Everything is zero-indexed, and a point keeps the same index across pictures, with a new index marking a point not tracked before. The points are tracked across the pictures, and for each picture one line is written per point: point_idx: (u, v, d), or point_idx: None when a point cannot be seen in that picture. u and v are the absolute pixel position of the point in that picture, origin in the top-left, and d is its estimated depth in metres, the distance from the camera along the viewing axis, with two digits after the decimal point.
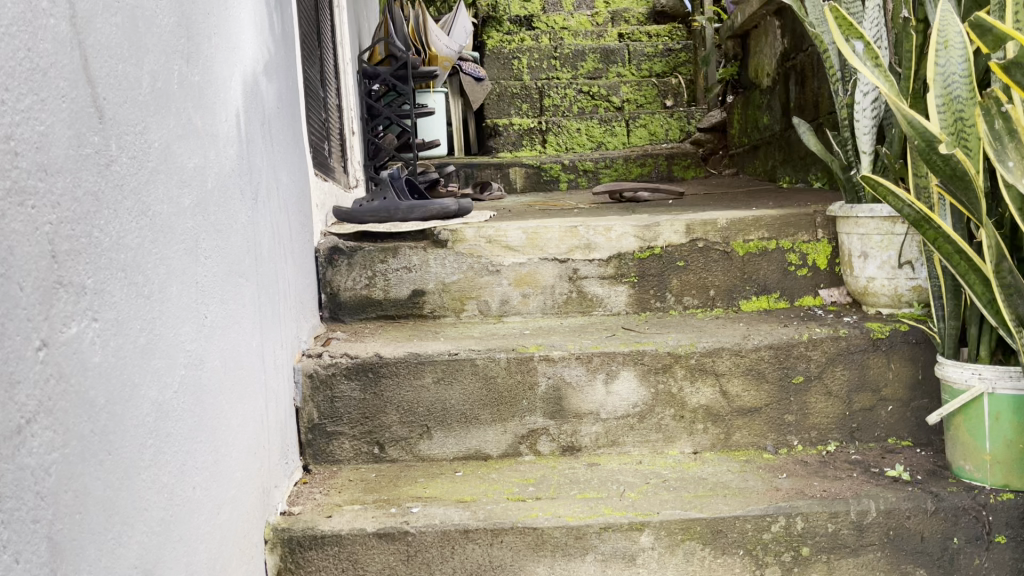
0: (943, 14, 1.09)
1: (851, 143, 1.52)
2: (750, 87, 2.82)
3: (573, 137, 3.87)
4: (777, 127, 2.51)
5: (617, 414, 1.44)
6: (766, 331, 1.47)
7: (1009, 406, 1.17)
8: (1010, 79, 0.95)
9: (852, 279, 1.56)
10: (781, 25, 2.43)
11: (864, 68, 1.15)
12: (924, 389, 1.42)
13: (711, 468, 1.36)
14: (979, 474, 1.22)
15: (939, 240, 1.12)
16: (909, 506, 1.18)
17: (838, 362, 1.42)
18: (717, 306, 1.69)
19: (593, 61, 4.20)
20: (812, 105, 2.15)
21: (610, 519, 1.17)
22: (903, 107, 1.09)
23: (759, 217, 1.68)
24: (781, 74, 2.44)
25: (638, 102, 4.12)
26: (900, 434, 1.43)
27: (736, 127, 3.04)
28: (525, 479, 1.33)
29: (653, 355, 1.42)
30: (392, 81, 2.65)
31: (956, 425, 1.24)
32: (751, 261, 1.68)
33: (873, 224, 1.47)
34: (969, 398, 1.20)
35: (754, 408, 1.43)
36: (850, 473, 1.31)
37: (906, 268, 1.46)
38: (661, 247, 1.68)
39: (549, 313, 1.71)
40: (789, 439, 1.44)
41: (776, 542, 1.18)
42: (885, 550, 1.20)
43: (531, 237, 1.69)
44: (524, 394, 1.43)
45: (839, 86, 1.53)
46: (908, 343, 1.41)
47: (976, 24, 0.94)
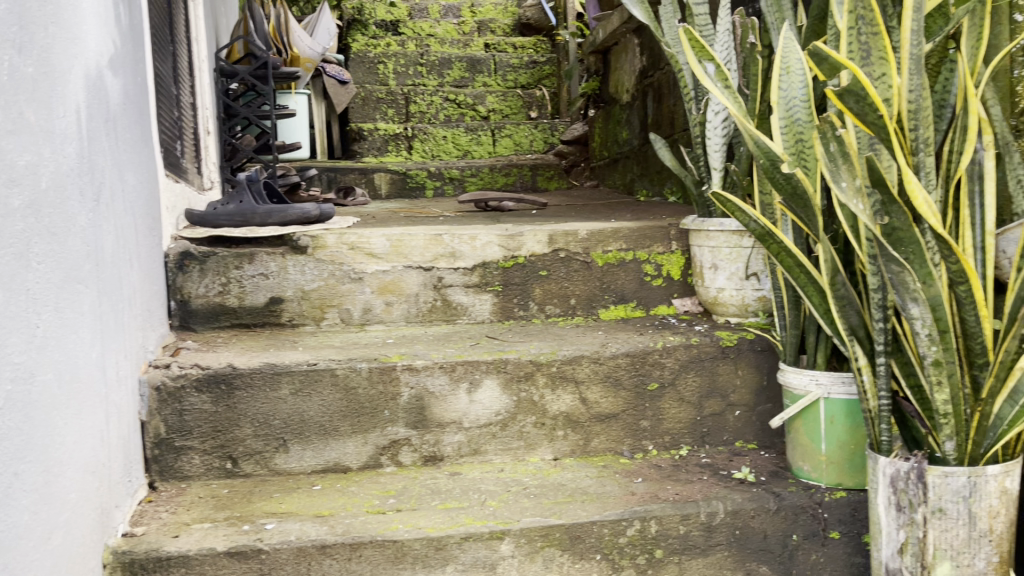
0: (786, 41, 1.18)
1: (703, 160, 1.60)
2: (610, 102, 2.91)
3: (438, 144, 3.86)
4: (635, 142, 2.60)
5: (479, 423, 1.44)
6: (624, 339, 1.52)
7: (842, 410, 1.26)
8: (844, 105, 1.03)
9: (702, 290, 1.63)
10: (640, 43, 2.52)
11: (714, 88, 1.22)
12: (768, 394, 1.50)
13: (570, 474, 1.38)
14: (816, 474, 1.30)
15: (782, 253, 1.19)
16: (753, 506, 1.25)
17: (690, 369, 1.48)
18: (578, 314, 1.73)
19: (459, 70, 4.21)
20: (668, 121, 2.24)
21: (471, 529, 1.17)
22: (749, 127, 1.16)
23: (617, 229, 1.73)
24: (639, 91, 2.53)
25: (503, 112, 4.17)
26: (746, 438, 1.50)
27: (597, 140, 3.12)
28: (385, 491, 1.31)
29: (516, 363, 1.43)
30: (252, 81, 2.55)
31: (796, 428, 1.32)
32: (610, 271, 1.73)
33: (723, 237, 1.54)
34: (807, 404, 1.27)
35: (611, 414, 1.47)
36: (700, 476, 1.37)
37: (752, 280, 1.55)
38: (525, 257, 1.69)
39: (413, 322, 1.69)
40: (644, 444, 1.48)
41: (631, 546, 1.22)
42: (732, 549, 1.25)
43: (394, 245, 1.67)
44: (386, 404, 1.40)
45: (692, 105, 1.59)
46: (753, 351, 1.49)
47: (815, 52, 1.02)
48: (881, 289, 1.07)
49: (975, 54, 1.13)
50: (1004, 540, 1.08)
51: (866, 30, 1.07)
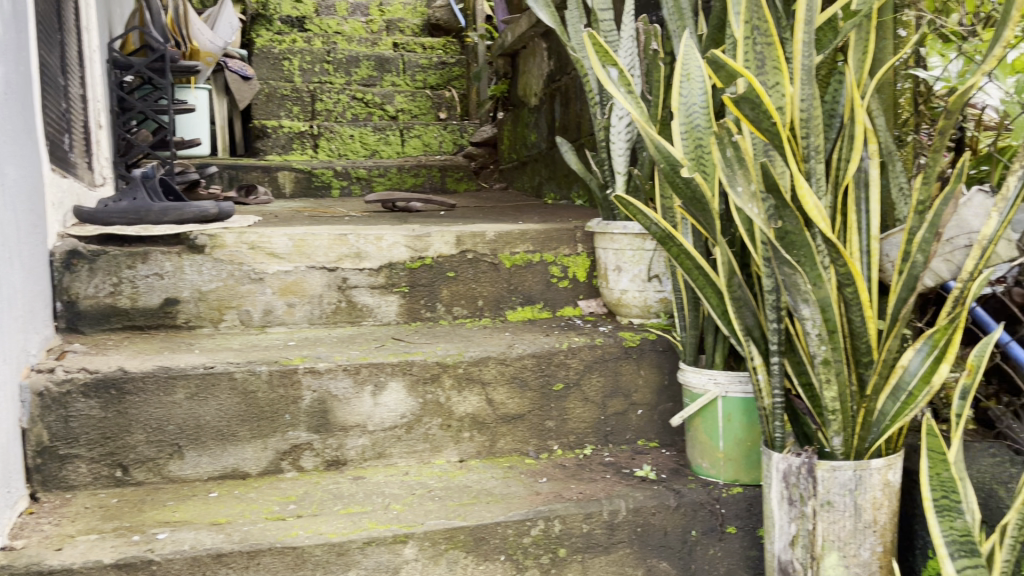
0: (687, 49, 1.21)
1: (607, 163, 1.62)
2: (518, 104, 2.92)
3: (346, 143, 3.81)
4: (543, 145, 2.62)
5: (384, 426, 1.42)
6: (530, 340, 1.53)
7: (738, 408, 1.30)
8: (740, 112, 1.06)
9: (607, 291, 1.66)
10: (548, 47, 2.55)
11: (618, 93, 1.24)
12: (669, 393, 1.54)
13: (476, 475, 1.38)
14: (714, 470, 1.34)
15: (681, 256, 1.22)
16: (654, 503, 1.27)
17: (594, 370, 1.50)
18: (485, 316, 1.73)
19: (367, 68, 4.16)
20: (575, 125, 2.26)
21: (373, 533, 1.15)
22: (651, 132, 1.19)
23: (524, 231, 1.74)
24: (547, 95, 2.55)
25: (412, 113, 4.14)
26: (648, 436, 1.54)
27: (505, 142, 3.14)
28: (285, 497, 1.28)
29: (422, 365, 1.42)
30: (148, 74, 2.45)
31: (695, 426, 1.35)
32: (517, 272, 1.73)
33: (626, 240, 1.57)
34: (705, 402, 1.31)
35: (517, 415, 1.48)
36: (604, 475, 1.39)
37: (655, 281, 1.58)
38: (432, 258, 1.68)
39: (316, 324, 1.66)
40: (550, 444, 1.50)
41: (535, 545, 1.22)
42: (633, 546, 1.28)
43: (297, 245, 1.63)
44: (287, 408, 1.37)
45: (597, 109, 1.62)
46: (656, 351, 1.52)
47: (713, 60, 1.05)
48: (774, 291, 1.11)
49: (861, 66, 1.19)
50: (887, 530, 1.14)
51: (761, 39, 1.11)
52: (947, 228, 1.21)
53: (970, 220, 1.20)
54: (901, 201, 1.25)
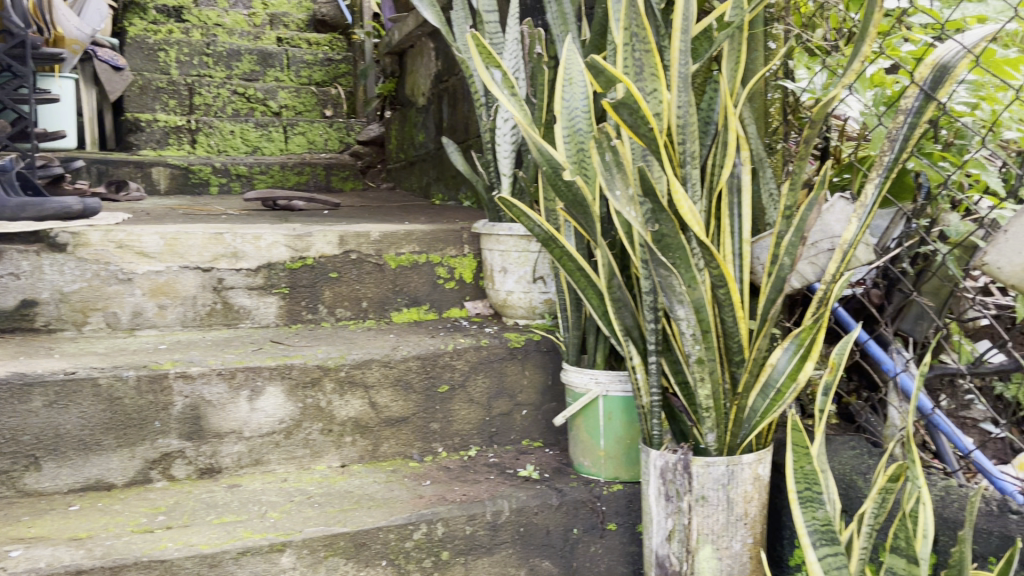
0: (569, 53, 1.22)
1: (493, 165, 1.63)
2: (406, 104, 2.90)
3: (226, 139, 3.67)
4: (430, 145, 2.61)
5: (261, 432, 1.38)
6: (415, 342, 1.52)
7: (619, 407, 1.32)
8: (619, 117, 1.08)
9: (492, 292, 1.66)
10: (435, 48, 2.54)
11: (501, 95, 1.25)
12: (553, 394, 1.56)
13: (357, 480, 1.36)
14: (596, 469, 1.36)
15: (564, 258, 1.24)
16: (537, 503, 1.28)
17: (479, 371, 1.50)
18: (369, 318, 1.71)
19: (249, 62, 4.04)
20: (462, 126, 2.26)
21: (249, 542, 1.11)
22: (533, 135, 1.20)
23: (410, 231, 1.72)
24: (435, 95, 2.54)
25: (297, 109, 4.05)
26: (532, 436, 1.55)
27: (392, 142, 3.10)
28: (153, 508, 1.22)
29: (301, 368, 1.38)
30: (6, 60, 2.29)
31: (577, 426, 1.37)
32: (402, 274, 1.71)
33: (512, 241, 1.58)
34: (587, 401, 1.33)
35: (401, 417, 1.46)
36: (487, 476, 1.39)
37: (539, 283, 1.59)
38: (313, 258, 1.64)
39: (190, 326, 1.59)
40: (434, 446, 1.49)
41: (417, 549, 1.21)
42: (516, 547, 1.28)
43: (169, 243, 1.56)
44: (156, 415, 1.31)
45: (483, 110, 1.62)
46: (540, 351, 1.54)
47: (593, 65, 1.07)
48: (652, 292, 1.14)
49: (734, 76, 1.24)
50: (757, 522, 1.19)
51: (639, 46, 1.14)
52: (811, 233, 1.28)
53: (833, 226, 1.26)
54: (770, 206, 1.30)
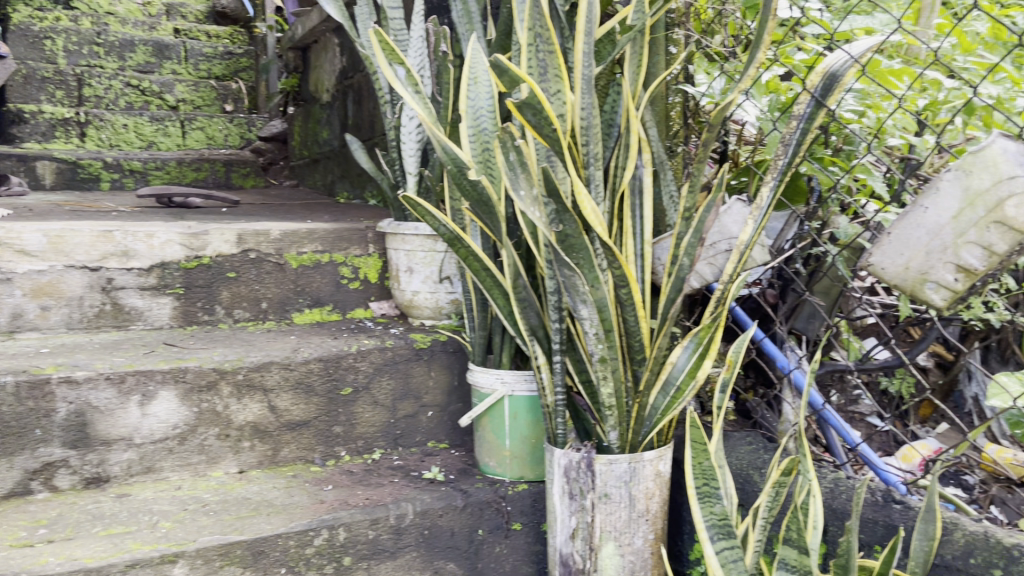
0: (474, 51, 1.22)
1: (398, 163, 1.61)
2: (310, 100, 2.84)
3: (118, 133, 3.51)
4: (334, 142, 2.56)
5: (153, 438, 1.32)
6: (317, 344, 1.48)
7: (524, 407, 1.33)
8: (524, 117, 1.08)
9: (398, 292, 1.64)
10: (339, 44, 2.49)
11: (405, 93, 1.23)
12: (458, 394, 1.55)
13: (256, 486, 1.32)
14: (501, 469, 1.36)
15: (469, 258, 1.23)
16: (441, 505, 1.27)
17: (384, 372, 1.48)
18: (269, 319, 1.66)
19: (144, 54, 3.88)
20: (367, 124, 2.22)
21: (138, 554, 1.06)
22: (438, 133, 1.19)
23: (312, 230, 1.68)
24: (339, 92, 2.49)
25: (195, 104, 3.91)
26: (438, 438, 1.54)
27: (295, 139, 3.03)
28: (34, 522, 1.15)
29: (196, 372, 1.33)
30: None
31: (483, 426, 1.36)
32: (304, 273, 1.67)
33: (417, 241, 1.56)
34: (492, 402, 1.33)
35: (302, 421, 1.42)
36: (391, 479, 1.37)
37: (445, 283, 1.58)
38: (210, 257, 1.59)
39: (76, 329, 1.51)
40: (337, 450, 1.46)
41: (318, 555, 1.18)
42: (420, 549, 1.27)
43: (53, 241, 1.48)
44: (37, 423, 1.24)
45: (387, 107, 1.60)
46: (446, 352, 1.53)
47: (496, 64, 1.07)
48: (556, 292, 1.15)
49: (636, 79, 1.25)
50: (658, 518, 1.21)
51: (543, 47, 1.14)
52: (710, 234, 1.31)
53: (730, 227, 1.30)
54: (670, 207, 1.33)
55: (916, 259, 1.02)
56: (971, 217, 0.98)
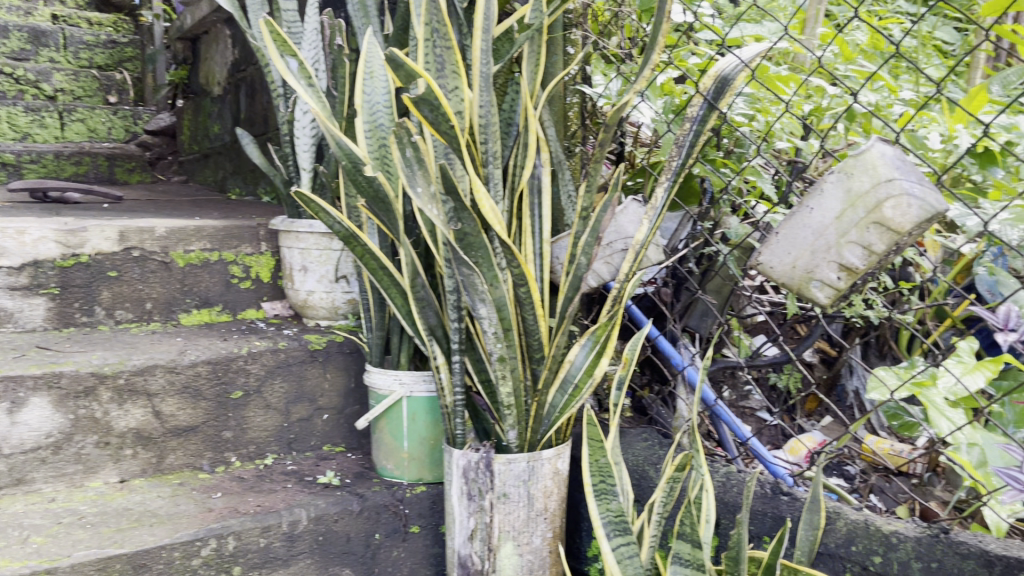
0: (370, 45, 1.21)
1: (292, 159, 1.57)
2: (200, 93, 2.73)
3: None
4: (226, 137, 2.47)
5: (24, 448, 1.24)
6: (204, 346, 1.42)
7: (423, 408, 1.30)
8: (420, 113, 1.06)
9: (291, 292, 1.59)
10: (231, 35, 2.41)
11: (298, 85, 1.20)
12: (355, 396, 1.52)
13: (139, 496, 1.25)
14: (399, 472, 1.34)
15: (366, 256, 1.20)
16: (336, 510, 1.24)
17: (276, 375, 1.43)
18: (153, 320, 1.58)
19: (18, 40, 3.65)
20: (260, 119, 2.15)
21: (5, 572, 0.99)
22: (332, 128, 1.16)
23: (200, 228, 1.62)
24: (231, 85, 2.41)
25: (75, 94, 3.71)
26: (334, 441, 1.50)
27: (184, 133, 2.92)
28: None
29: (72, 377, 1.26)
30: None
31: (380, 428, 1.33)
32: (192, 272, 1.60)
33: (312, 239, 1.52)
34: (390, 403, 1.30)
35: (189, 426, 1.36)
36: (284, 485, 1.33)
37: (342, 282, 1.55)
38: (89, 255, 1.50)
39: None
40: (227, 456, 1.40)
41: (206, 566, 1.13)
42: (314, 556, 1.23)
43: None
44: None
45: (280, 101, 1.55)
46: (343, 353, 1.49)
47: (392, 58, 1.04)
48: (455, 291, 1.13)
49: (534, 79, 1.25)
50: (556, 516, 1.21)
51: (440, 42, 1.12)
52: (607, 233, 1.32)
53: (626, 227, 1.31)
54: (568, 207, 1.34)
55: (802, 258, 1.05)
56: (852, 218, 1.01)
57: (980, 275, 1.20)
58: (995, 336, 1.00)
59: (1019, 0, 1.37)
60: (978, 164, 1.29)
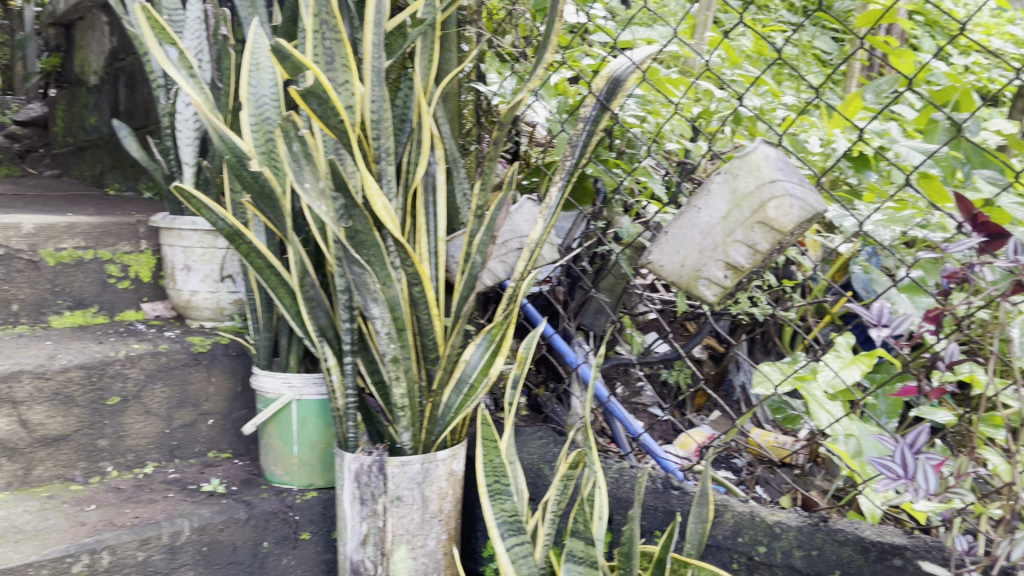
0: (255, 36, 1.17)
1: (173, 153, 1.50)
2: (75, 83, 2.59)
3: None
4: (104, 129, 2.35)
5: None
6: (77, 350, 1.34)
7: (313, 411, 1.26)
8: (309, 107, 1.03)
9: (173, 292, 1.52)
10: (109, 22, 2.29)
11: (178, 74, 1.14)
12: (242, 400, 1.46)
13: (2, 511, 1.17)
14: (289, 477, 1.30)
15: (252, 254, 1.16)
16: (221, 518, 1.20)
17: (157, 379, 1.36)
18: (21, 323, 1.48)
19: None
20: (141, 111, 2.06)
21: None
22: (214, 119, 1.11)
23: (73, 224, 1.53)
24: (109, 75, 2.29)
25: None
26: (220, 447, 1.44)
27: (57, 125, 2.75)
28: None
29: None
30: None
31: (268, 433, 1.28)
32: (64, 272, 1.51)
33: (196, 237, 1.46)
34: (278, 407, 1.25)
35: (60, 435, 1.28)
36: (165, 494, 1.26)
37: (228, 282, 1.49)
38: None
39: None
40: (102, 466, 1.32)
41: None
42: (197, 568, 1.18)
43: None
44: None
45: (160, 92, 1.47)
46: (229, 356, 1.44)
47: (277, 49, 1.00)
48: (346, 291, 1.10)
49: (427, 75, 1.24)
50: (451, 518, 1.20)
51: (330, 35, 1.09)
52: (502, 232, 1.31)
53: (521, 226, 1.31)
54: (464, 205, 1.33)
55: (691, 257, 1.08)
56: (737, 217, 1.04)
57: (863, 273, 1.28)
58: (869, 332, 1.01)
59: (888, 14, 1.45)
60: (854, 167, 1.37)
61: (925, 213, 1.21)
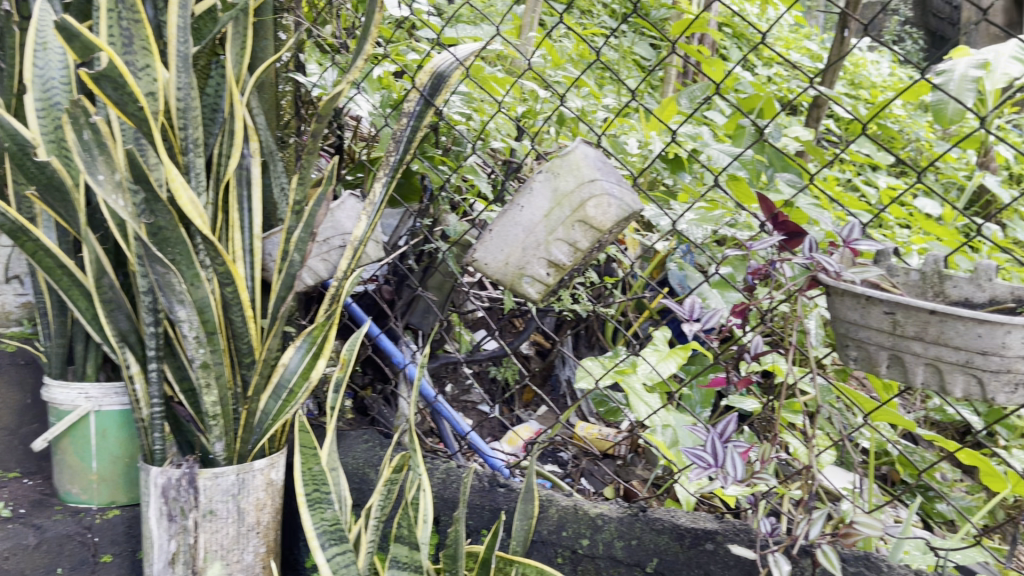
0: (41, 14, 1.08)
1: None
2: None
3: None
4: None
5: None
6: None
7: (114, 423, 1.16)
8: (102, 92, 0.95)
9: None
10: None
11: None
12: (34, 414, 1.35)
13: None
14: (86, 496, 1.19)
15: (39, 253, 1.05)
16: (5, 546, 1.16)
17: None
18: None
19: None
20: None
21: None
22: None
23: None
24: None
25: None
26: (8, 466, 1.31)
27: None
28: None
29: None
30: None
31: (62, 448, 1.17)
32: None
33: None
34: (74, 420, 1.14)
35: None
36: None
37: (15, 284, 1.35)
38: None
39: None
40: None
41: None
42: None
43: None
44: None
45: None
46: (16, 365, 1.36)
47: (65, 26, 0.91)
48: (149, 293, 1.02)
49: (239, 63, 1.16)
50: (270, 529, 1.14)
51: (127, 14, 1.01)
52: (323, 229, 1.26)
53: (343, 223, 1.27)
54: (281, 201, 1.27)
55: (514, 255, 1.06)
56: (559, 216, 1.03)
57: (677, 271, 1.34)
58: (681, 326, 1.04)
59: (701, 23, 1.52)
60: (669, 168, 1.41)
61: (733, 213, 1.29)
